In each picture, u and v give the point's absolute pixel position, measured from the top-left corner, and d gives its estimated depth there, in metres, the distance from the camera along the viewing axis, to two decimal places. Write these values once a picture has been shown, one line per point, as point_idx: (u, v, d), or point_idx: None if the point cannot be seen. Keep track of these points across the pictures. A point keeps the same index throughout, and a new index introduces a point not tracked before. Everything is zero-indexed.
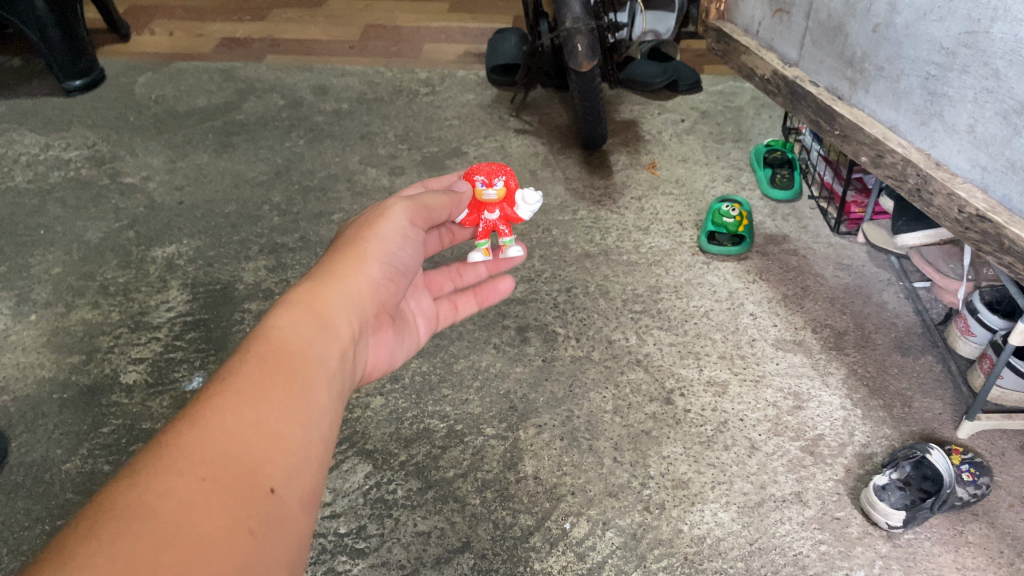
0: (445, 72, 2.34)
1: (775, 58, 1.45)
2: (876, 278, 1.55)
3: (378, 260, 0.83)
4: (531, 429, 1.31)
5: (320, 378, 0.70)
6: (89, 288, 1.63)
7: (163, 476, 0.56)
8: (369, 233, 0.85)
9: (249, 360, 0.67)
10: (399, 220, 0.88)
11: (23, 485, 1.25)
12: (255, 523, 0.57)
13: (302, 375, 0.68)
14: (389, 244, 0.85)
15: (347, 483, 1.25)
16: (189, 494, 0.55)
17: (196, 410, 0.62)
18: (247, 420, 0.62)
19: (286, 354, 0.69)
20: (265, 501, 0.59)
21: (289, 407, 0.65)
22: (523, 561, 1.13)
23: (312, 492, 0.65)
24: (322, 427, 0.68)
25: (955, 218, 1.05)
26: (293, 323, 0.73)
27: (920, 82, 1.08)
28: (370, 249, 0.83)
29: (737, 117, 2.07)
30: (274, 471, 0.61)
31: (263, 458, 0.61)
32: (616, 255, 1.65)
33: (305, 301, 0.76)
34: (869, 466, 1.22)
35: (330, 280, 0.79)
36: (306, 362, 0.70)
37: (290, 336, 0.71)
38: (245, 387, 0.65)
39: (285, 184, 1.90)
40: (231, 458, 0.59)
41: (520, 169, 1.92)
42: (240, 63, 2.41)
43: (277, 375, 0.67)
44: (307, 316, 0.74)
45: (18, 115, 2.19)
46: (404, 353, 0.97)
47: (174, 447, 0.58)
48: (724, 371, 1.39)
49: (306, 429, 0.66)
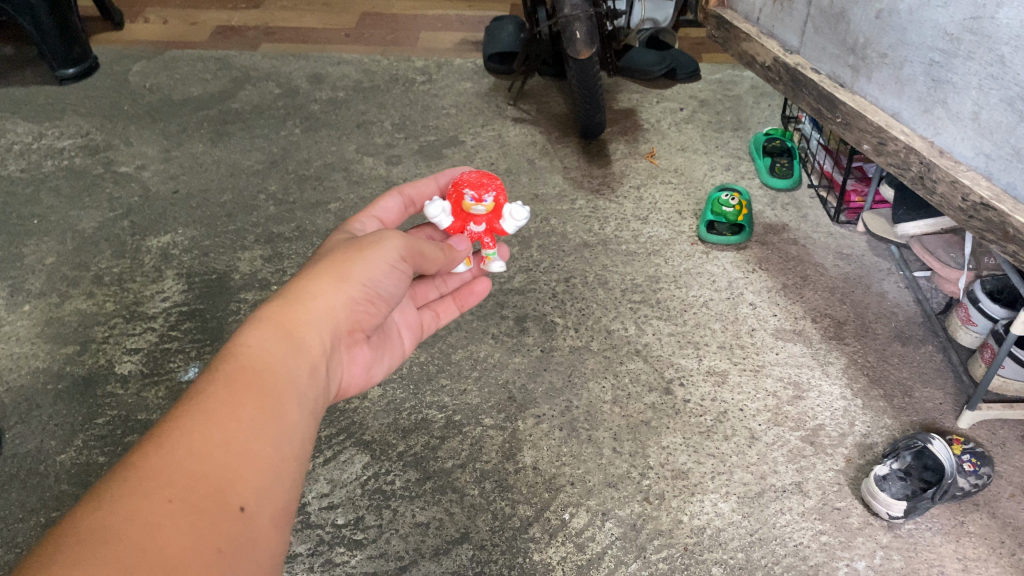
0: (441, 60, 2.32)
1: (776, 45, 1.43)
2: (876, 267, 1.54)
3: (361, 283, 0.79)
4: (530, 419, 1.30)
5: (289, 398, 0.69)
6: (83, 278, 1.61)
7: (131, 496, 0.54)
8: (352, 255, 0.79)
9: (217, 379, 0.66)
10: (391, 252, 0.81)
11: (17, 477, 1.24)
12: (223, 544, 0.56)
13: (271, 396, 0.67)
14: (374, 270, 0.80)
15: (345, 474, 1.24)
16: (157, 515, 0.54)
17: (162, 430, 0.60)
18: (215, 441, 0.61)
19: (254, 375, 0.67)
20: (235, 521, 0.58)
21: (258, 428, 0.64)
22: (523, 551, 1.12)
23: (282, 511, 0.64)
24: (293, 447, 0.67)
25: (959, 206, 1.05)
26: (263, 343, 0.71)
27: (924, 69, 1.07)
28: (355, 269, 0.79)
29: (736, 106, 2.05)
30: (245, 490, 0.60)
31: (231, 477, 0.60)
32: (615, 244, 1.64)
33: (277, 320, 0.73)
34: (869, 456, 1.22)
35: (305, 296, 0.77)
36: (276, 382, 0.68)
37: (259, 357, 0.69)
38: (212, 406, 0.63)
39: (281, 173, 1.88)
40: (197, 478, 0.58)
41: (518, 158, 1.90)
42: (235, 52, 2.39)
43: (246, 395, 0.65)
44: (277, 336, 0.72)
45: (10, 104, 2.17)
46: (380, 368, 0.94)
47: (140, 467, 0.57)
48: (723, 361, 1.38)
49: (276, 448, 0.65)
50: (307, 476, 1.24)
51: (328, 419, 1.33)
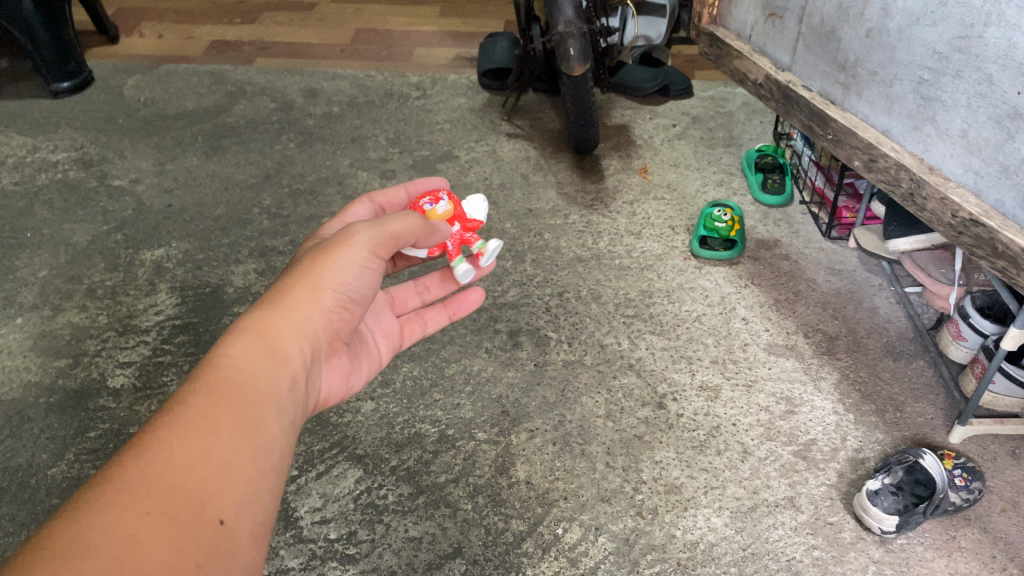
0: (436, 76, 2.33)
1: (767, 62, 1.45)
2: (867, 283, 1.55)
3: (335, 288, 0.79)
4: (523, 434, 1.30)
5: (270, 407, 0.68)
6: (76, 291, 1.61)
7: (108, 509, 0.54)
8: (324, 259, 0.79)
9: (198, 390, 0.65)
10: (359, 250, 0.80)
11: (7, 490, 1.23)
12: (201, 557, 0.56)
13: (252, 406, 0.67)
14: (346, 272, 0.80)
15: (338, 488, 1.24)
16: (133, 528, 0.54)
17: (141, 442, 0.60)
18: (195, 453, 0.61)
19: (235, 385, 0.67)
20: (214, 533, 0.58)
21: (239, 438, 0.64)
22: (516, 566, 1.12)
23: (261, 523, 0.64)
24: (273, 457, 0.67)
25: (949, 222, 1.06)
26: (243, 353, 0.70)
27: (913, 86, 1.08)
28: (328, 274, 0.79)
29: (728, 122, 2.07)
30: (225, 501, 0.60)
31: (210, 489, 0.60)
32: (608, 259, 1.64)
33: (256, 328, 0.73)
34: (861, 470, 1.22)
35: (283, 305, 0.76)
36: (257, 391, 0.68)
37: (240, 366, 0.69)
38: (192, 416, 0.63)
39: (275, 187, 1.89)
40: (177, 490, 0.58)
41: (512, 173, 1.91)
42: (230, 66, 2.40)
43: (226, 405, 0.65)
44: (257, 345, 0.71)
45: (5, 117, 2.17)
46: (359, 377, 0.94)
47: (118, 480, 0.57)
48: (716, 375, 1.39)
49: (257, 459, 0.65)
50: (299, 490, 1.24)
51: (321, 432, 1.33)
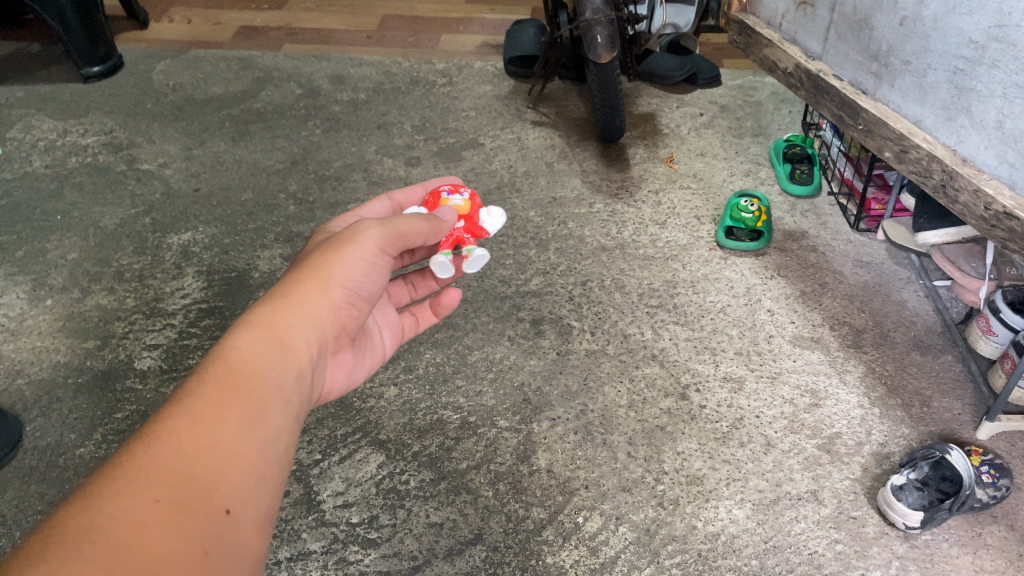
0: (462, 63, 2.32)
1: (797, 51, 1.43)
2: (895, 276, 1.53)
3: (343, 286, 0.79)
4: (545, 422, 1.30)
5: (277, 399, 0.69)
6: (104, 273, 1.63)
7: (118, 496, 0.55)
8: (332, 255, 0.80)
9: (206, 380, 0.66)
10: (369, 246, 0.82)
11: (36, 469, 1.26)
12: (208, 546, 0.57)
13: (259, 398, 0.67)
14: (354, 270, 0.80)
15: (360, 473, 1.25)
16: (143, 515, 0.55)
17: (151, 431, 0.61)
18: (203, 442, 0.61)
19: (242, 376, 0.67)
20: (220, 523, 0.59)
21: (246, 429, 0.65)
22: (536, 554, 1.12)
23: (267, 513, 0.64)
24: (279, 448, 0.67)
25: (981, 215, 1.04)
26: (252, 345, 0.70)
27: (947, 76, 1.06)
28: (337, 271, 0.79)
29: (756, 111, 2.04)
30: (232, 492, 0.61)
31: (218, 479, 0.61)
32: (632, 249, 1.64)
33: (265, 321, 0.73)
34: (886, 465, 1.21)
35: (291, 298, 0.76)
36: (263, 383, 0.68)
37: (247, 358, 0.69)
38: (201, 408, 0.63)
39: (301, 173, 1.89)
40: (185, 478, 0.59)
41: (537, 161, 1.91)
42: (257, 52, 2.41)
43: (234, 397, 0.65)
44: (266, 338, 0.72)
45: (37, 101, 2.19)
46: (362, 372, 0.95)
47: (127, 468, 0.57)
48: (740, 367, 1.38)
49: (263, 450, 0.65)
50: (322, 474, 1.25)
51: (344, 417, 1.33)
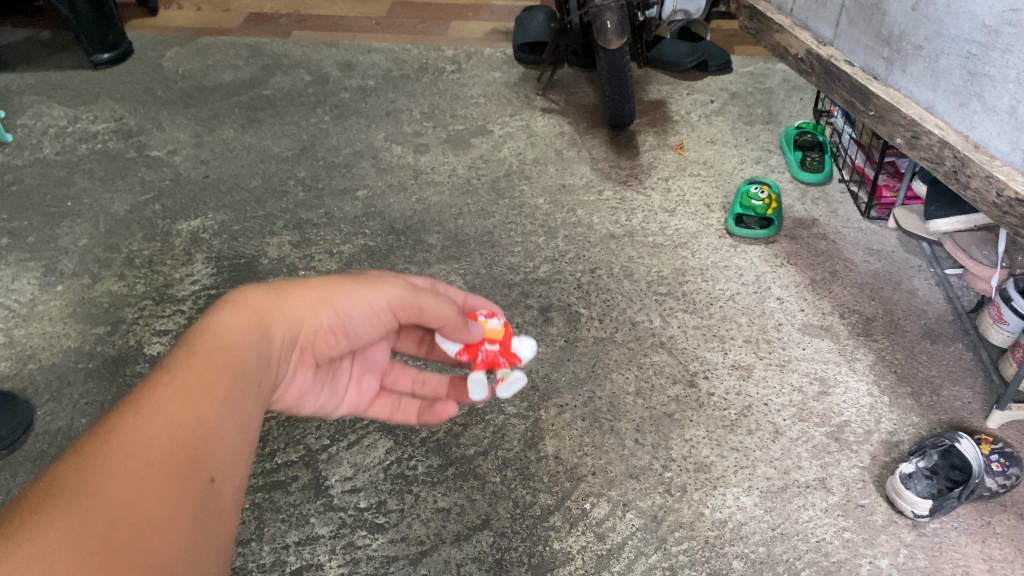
0: (471, 49, 2.31)
1: (808, 36, 1.42)
2: (906, 264, 1.52)
3: (335, 309, 0.76)
4: (552, 409, 1.30)
5: (252, 388, 0.65)
6: (115, 260, 1.64)
7: (107, 459, 0.50)
8: (341, 285, 0.77)
9: (192, 354, 0.61)
10: (385, 296, 0.78)
11: (47, 452, 1.27)
12: (192, 517, 0.53)
13: (241, 380, 0.63)
14: (354, 305, 0.77)
15: (369, 458, 1.25)
16: (133, 480, 0.50)
17: (134, 399, 0.56)
18: (193, 415, 0.57)
19: (227, 355, 0.63)
20: (208, 489, 0.55)
21: (228, 407, 0.60)
22: (543, 539, 1.13)
23: (238, 491, 0.60)
24: (257, 434, 0.64)
25: (993, 202, 1.03)
26: (241, 331, 0.66)
27: (960, 61, 1.05)
28: (338, 295, 0.76)
29: (767, 99, 2.03)
30: (218, 467, 0.57)
31: (204, 452, 0.56)
32: (641, 236, 1.63)
33: (256, 312, 0.69)
34: (895, 453, 1.20)
35: (281, 297, 0.73)
36: (245, 370, 0.64)
37: (235, 338, 0.65)
38: (187, 380, 0.59)
39: (310, 160, 1.89)
40: (174, 445, 0.54)
41: (546, 148, 1.90)
42: (267, 39, 2.40)
43: (219, 373, 0.61)
44: (252, 326, 0.68)
45: (48, 88, 2.20)
46: (313, 407, 0.86)
47: (116, 431, 0.52)
48: (749, 355, 1.38)
49: (240, 433, 0.61)
50: (330, 459, 1.25)
51: (352, 403, 1.34)
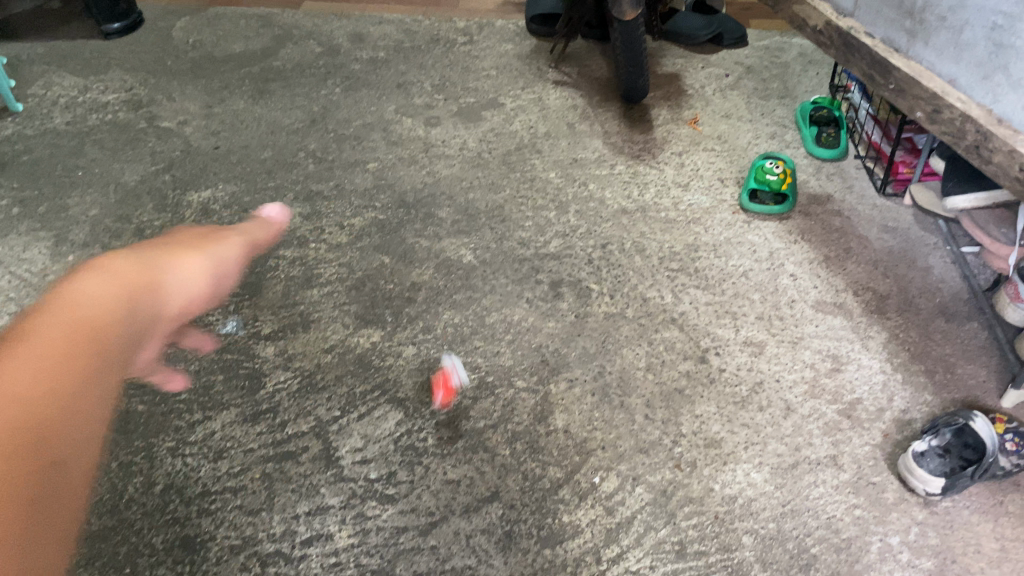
0: (483, 21, 2.29)
1: (828, 8, 1.39)
2: (921, 241, 1.51)
3: (197, 269, 0.69)
4: (562, 383, 1.30)
5: (113, 360, 0.56)
6: (125, 230, 1.63)
7: None
8: (181, 244, 0.71)
9: (45, 316, 0.54)
10: (228, 249, 0.74)
11: None
12: (33, 483, 0.45)
13: (97, 351, 0.55)
14: (214, 264, 0.71)
15: (379, 430, 1.25)
16: None
17: None
18: (37, 380, 0.49)
19: (83, 324, 0.55)
20: (50, 462, 0.47)
21: (91, 375, 0.53)
22: (552, 512, 1.13)
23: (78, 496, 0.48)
24: (98, 417, 0.52)
25: (1015, 176, 1.01)
26: (93, 299, 0.58)
27: (985, 33, 1.03)
28: (191, 255, 0.70)
29: (783, 73, 2.00)
30: (68, 435, 0.49)
31: (48, 419, 0.48)
32: (654, 211, 1.62)
33: (114, 278, 0.61)
34: (907, 431, 1.20)
35: (141, 265, 0.65)
36: (106, 337, 0.56)
37: (80, 307, 0.56)
38: (40, 341, 0.52)
39: (321, 131, 1.88)
40: (24, 411, 0.47)
41: (558, 121, 1.88)
42: (278, 9, 2.38)
43: (85, 341, 0.54)
44: (102, 295, 0.58)
45: (57, 57, 2.19)
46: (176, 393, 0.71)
47: None
48: (761, 331, 1.36)
49: (102, 403, 0.53)
50: (341, 430, 1.25)
51: (362, 374, 1.34)
